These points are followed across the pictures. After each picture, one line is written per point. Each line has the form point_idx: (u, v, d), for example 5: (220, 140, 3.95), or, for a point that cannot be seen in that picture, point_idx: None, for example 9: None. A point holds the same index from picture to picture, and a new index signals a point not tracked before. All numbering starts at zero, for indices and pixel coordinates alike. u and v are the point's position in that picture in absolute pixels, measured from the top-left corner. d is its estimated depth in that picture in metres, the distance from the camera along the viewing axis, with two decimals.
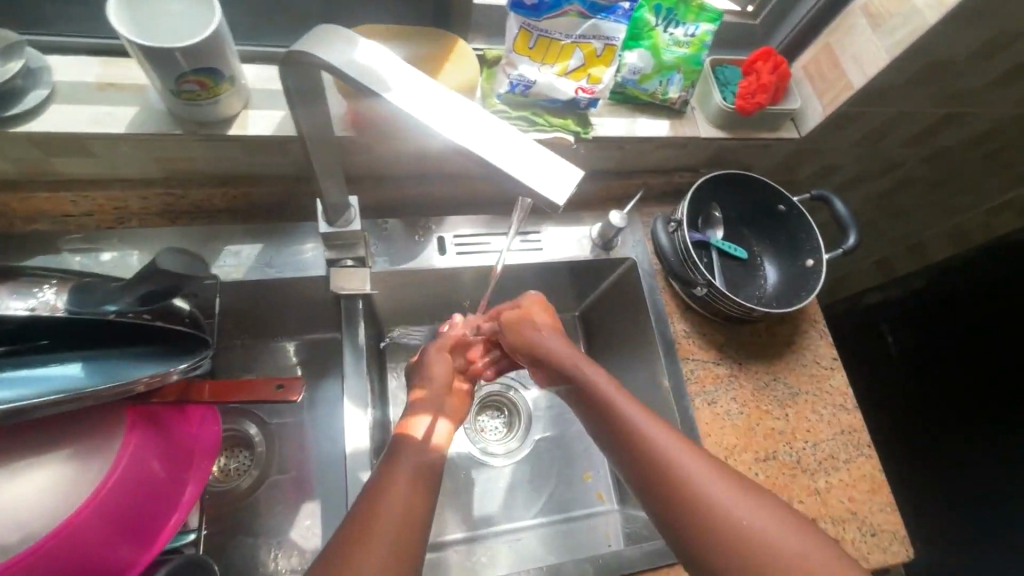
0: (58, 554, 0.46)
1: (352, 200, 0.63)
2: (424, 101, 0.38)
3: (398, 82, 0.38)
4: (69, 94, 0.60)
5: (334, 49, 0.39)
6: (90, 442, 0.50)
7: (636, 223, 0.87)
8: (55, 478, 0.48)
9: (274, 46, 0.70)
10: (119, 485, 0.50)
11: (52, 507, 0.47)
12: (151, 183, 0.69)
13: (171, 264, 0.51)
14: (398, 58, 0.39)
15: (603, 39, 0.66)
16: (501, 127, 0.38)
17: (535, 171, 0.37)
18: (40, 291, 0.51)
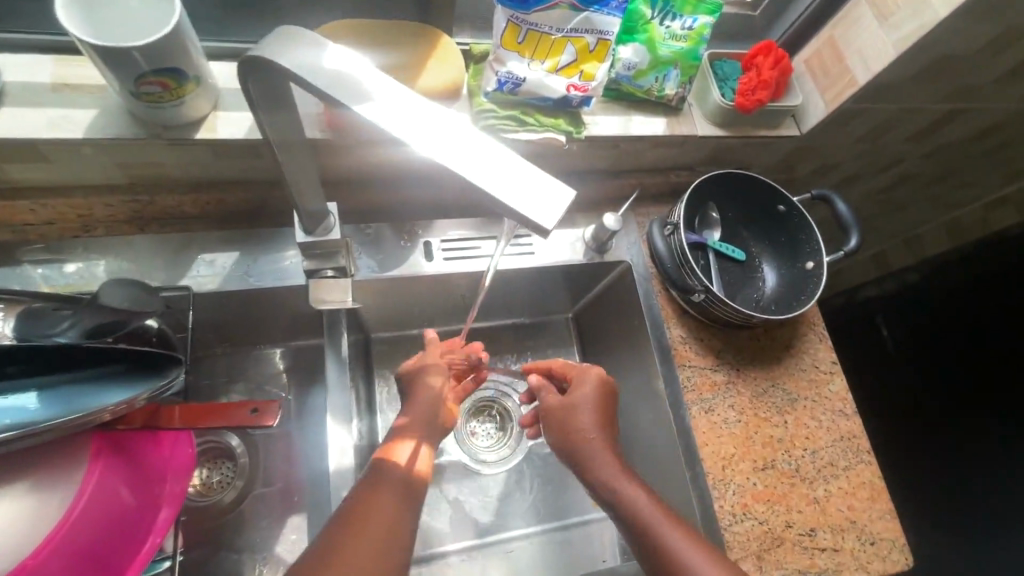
0: None
1: (331, 207, 0.59)
2: (402, 116, 0.34)
3: (372, 94, 0.35)
4: (22, 96, 0.56)
5: (298, 55, 0.35)
6: (52, 472, 0.47)
7: (631, 224, 0.84)
8: (17, 511, 0.44)
9: (247, 42, 0.65)
10: (83, 520, 0.47)
11: (11, 544, 0.43)
12: (117, 188, 0.65)
13: (116, 299, 0.45)
14: (368, 65, 0.36)
15: (597, 33, 0.63)
16: (486, 144, 0.35)
17: (523, 193, 0.34)
18: None
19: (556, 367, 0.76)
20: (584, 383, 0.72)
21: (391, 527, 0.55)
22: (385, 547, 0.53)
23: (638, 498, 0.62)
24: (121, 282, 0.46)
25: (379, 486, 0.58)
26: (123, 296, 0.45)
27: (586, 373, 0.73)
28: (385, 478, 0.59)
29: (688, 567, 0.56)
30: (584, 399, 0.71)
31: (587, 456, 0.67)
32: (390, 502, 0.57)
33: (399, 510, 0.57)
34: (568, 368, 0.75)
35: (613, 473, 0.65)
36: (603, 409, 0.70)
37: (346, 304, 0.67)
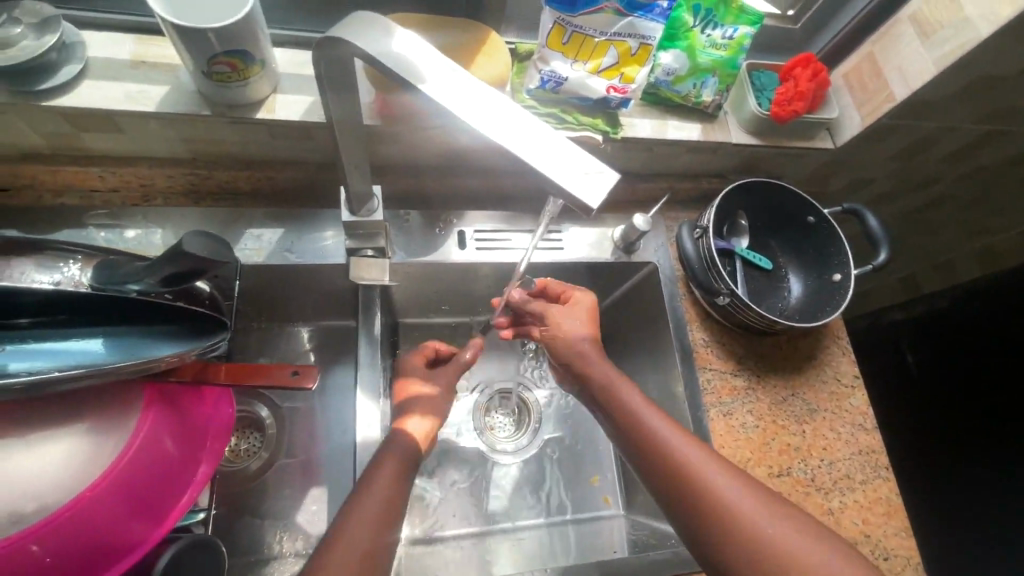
0: (70, 529, 0.46)
1: (376, 190, 0.63)
2: (460, 95, 0.37)
3: (433, 74, 0.37)
4: (102, 71, 0.60)
5: (373, 40, 0.38)
6: (106, 417, 0.50)
7: (660, 227, 0.86)
8: (72, 451, 0.48)
9: (307, 31, 0.69)
10: (132, 463, 0.50)
11: (65, 479, 0.46)
12: (179, 161, 0.69)
13: (196, 249, 0.44)
14: (434, 51, 0.38)
15: (639, 37, 0.65)
16: (536, 125, 0.37)
17: (570, 172, 0.36)
18: (65, 266, 0.51)
19: (549, 286, 0.75)
20: (582, 308, 0.72)
21: (393, 496, 0.59)
22: (387, 508, 0.57)
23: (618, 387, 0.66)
24: (198, 232, 0.44)
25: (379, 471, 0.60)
26: (200, 246, 0.44)
27: (580, 294, 0.73)
28: (390, 453, 0.62)
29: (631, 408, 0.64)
30: (584, 324, 0.71)
31: (637, 425, 0.63)
32: (390, 472, 0.60)
33: (387, 490, 0.59)
34: (563, 292, 0.74)
35: None
36: (596, 332, 0.72)
37: (383, 282, 0.70)
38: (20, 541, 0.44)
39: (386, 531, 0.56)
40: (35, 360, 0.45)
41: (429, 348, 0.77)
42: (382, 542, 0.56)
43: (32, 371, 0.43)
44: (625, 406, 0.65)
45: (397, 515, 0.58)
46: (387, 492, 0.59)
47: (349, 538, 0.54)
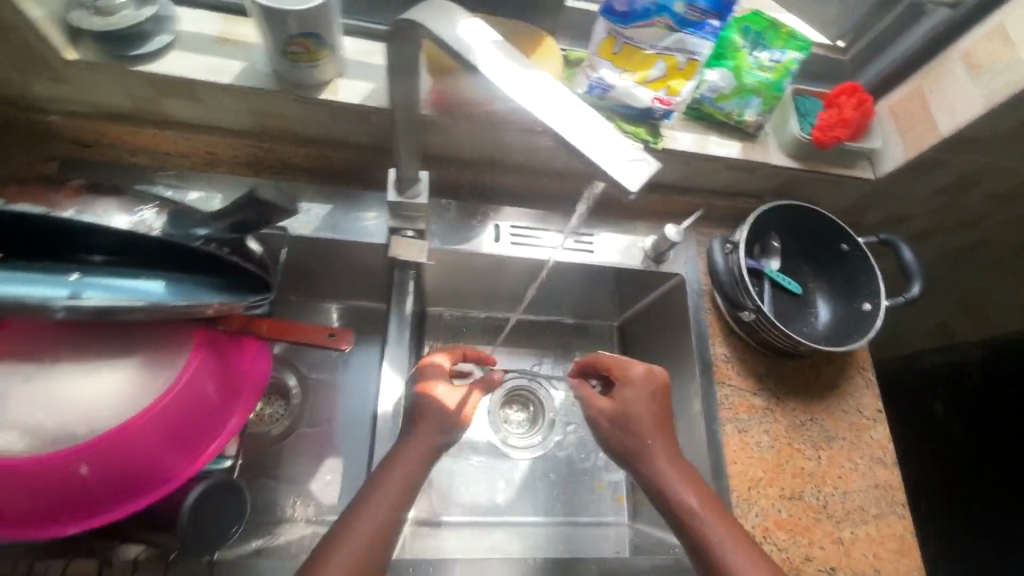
0: (105, 458, 0.50)
1: (422, 174, 0.68)
2: (517, 80, 0.40)
3: (495, 59, 0.41)
4: (189, 43, 0.66)
5: (443, 26, 0.41)
6: (147, 358, 0.54)
7: (692, 241, 0.87)
8: (115, 385, 0.52)
9: (374, 23, 0.74)
10: (163, 405, 0.53)
11: (106, 410, 0.51)
12: (244, 134, 0.73)
13: (272, 194, 0.49)
14: (501, 41, 0.42)
15: (688, 53, 0.69)
16: (587, 113, 0.40)
17: (613, 157, 0.38)
18: (141, 209, 0.53)
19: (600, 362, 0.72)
20: (638, 386, 0.67)
21: (416, 475, 0.61)
22: (407, 484, 0.60)
23: (639, 409, 0.66)
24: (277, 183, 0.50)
25: (397, 459, 0.62)
26: (277, 193, 0.50)
27: (634, 371, 0.68)
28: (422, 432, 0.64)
29: (651, 444, 0.64)
30: (644, 402, 0.67)
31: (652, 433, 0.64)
32: (416, 450, 0.63)
33: (411, 474, 0.61)
34: (620, 370, 0.70)
35: (678, 468, 0.63)
36: (665, 410, 0.68)
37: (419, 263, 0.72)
38: (62, 463, 0.48)
39: (401, 500, 0.58)
40: (105, 293, 0.49)
41: (458, 352, 0.74)
42: (398, 510, 0.58)
43: (104, 301, 0.48)
44: (644, 416, 0.66)
45: (412, 486, 0.60)
46: (412, 470, 0.61)
47: (371, 503, 0.58)
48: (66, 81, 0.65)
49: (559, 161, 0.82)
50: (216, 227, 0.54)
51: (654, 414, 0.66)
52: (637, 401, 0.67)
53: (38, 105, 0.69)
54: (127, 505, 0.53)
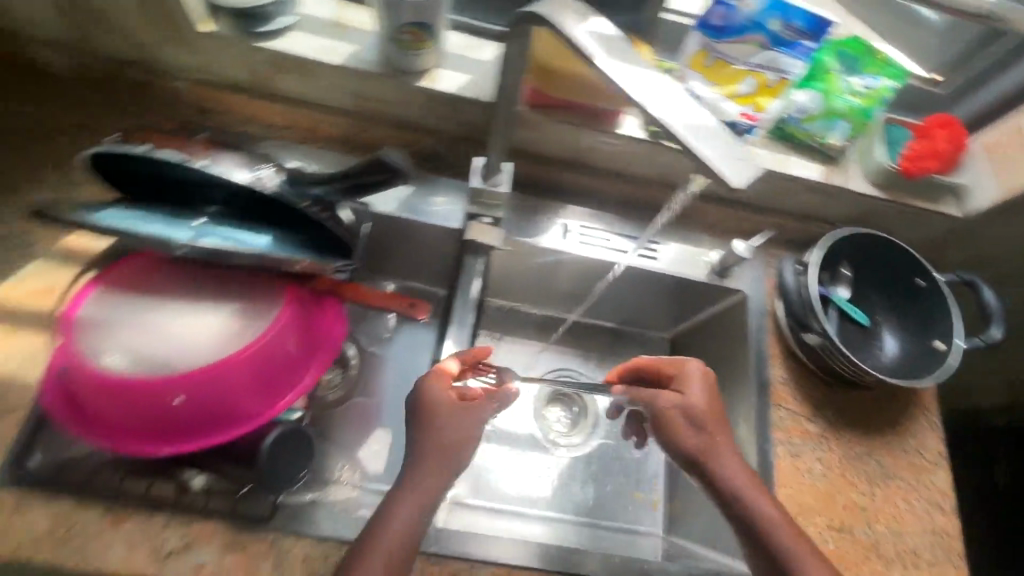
0: (192, 397, 0.55)
1: (506, 166, 0.71)
2: (633, 76, 0.42)
3: (612, 54, 0.42)
4: (308, 26, 0.72)
5: (566, 18, 0.43)
6: (241, 310, 0.60)
7: (759, 260, 0.86)
8: (211, 329, 0.58)
9: (476, 20, 0.78)
10: (244, 356, 0.57)
11: (200, 352, 0.57)
12: (342, 113, 0.78)
13: (397, 160, 0.56)
14: (618, 36, 0.43)
15: (778, 71, 0.71)
16: (699, 112, 0.41)
17: (724, 156, 0.39)
18: (259, 168, 0.56)
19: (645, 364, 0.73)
20: (692, 382, 0.68)
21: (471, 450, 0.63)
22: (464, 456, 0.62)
23: (697, 416, 0.66)
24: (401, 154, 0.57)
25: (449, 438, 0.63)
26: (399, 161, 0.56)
27: (687, 368, 0.69)
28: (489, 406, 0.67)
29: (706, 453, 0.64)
30: (703, 401, 0.67)
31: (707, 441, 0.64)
32: None
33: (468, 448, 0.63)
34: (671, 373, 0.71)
35: (731, 479, 0.63)
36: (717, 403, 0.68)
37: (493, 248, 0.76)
38: (159, 395, 0.54)
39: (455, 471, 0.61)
40: (221, 238, 0.55)
41: (456, 362, 0.67)
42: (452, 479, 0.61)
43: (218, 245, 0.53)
44: (701, 424, 0.66)
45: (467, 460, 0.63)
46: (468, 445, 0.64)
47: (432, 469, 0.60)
48: (197, 51, 0.72)
49: (634, 167, 0.84)
50: (328, 190, 0.58)
51: (715, 416, 0.67)
52: (694, 405, 0.67)
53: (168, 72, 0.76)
54: (196, 442, 0.57)
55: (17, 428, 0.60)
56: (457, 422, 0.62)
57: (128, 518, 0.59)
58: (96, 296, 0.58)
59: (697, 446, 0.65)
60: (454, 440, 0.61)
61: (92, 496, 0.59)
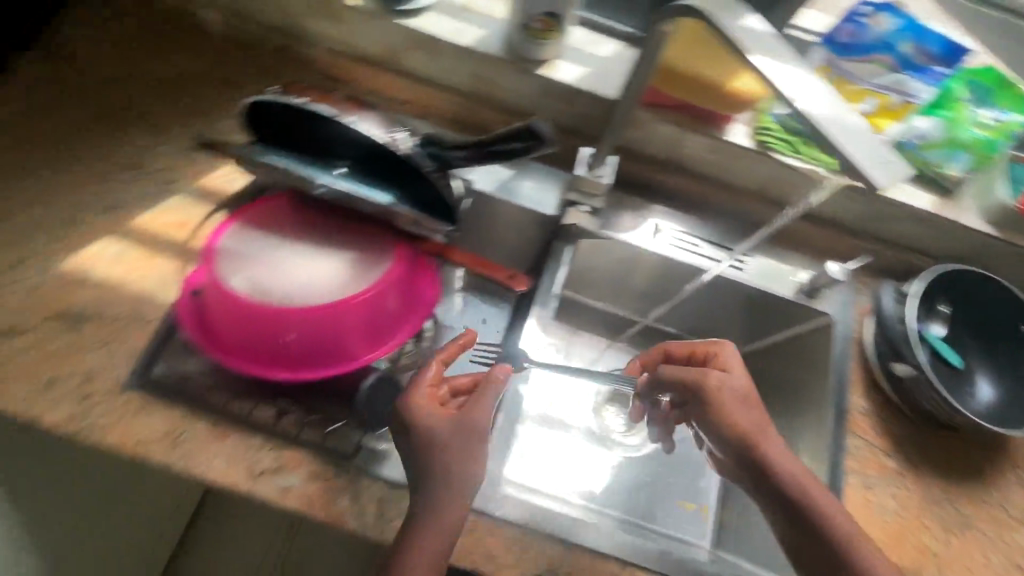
0: (306, 333, 0.61)
1: (613, 160, 0.76)
2: (786, 72, 0.44)
3: (766, 50, 0.45)
4: (443, 9, 0.78)
5: (721, 14, 0.46)
6: (353, 262, 0.65)
7: (850, 286, 0.84)
8: (327, 275, 0.64)
9: (601, 18, 0.81)
10: (352, 305, 0.62)
11: (316, 294, 0.63)
12: (457, 93, 0.83)
13: (542, 128, 0.56)
14: (767, 32, 0.46)
15: (903, 94, 0.74)
16: (848, 113, 0.43)
17: (874, 157, 0.40)
18: (393, 131, 0.61)
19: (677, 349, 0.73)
20: (734, 362, 0.68)
21: None
22: None
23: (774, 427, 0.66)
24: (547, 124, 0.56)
25: None
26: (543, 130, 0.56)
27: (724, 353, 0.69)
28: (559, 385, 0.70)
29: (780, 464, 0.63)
30: (743, 382, 0.67)
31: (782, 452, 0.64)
32: None
33: None
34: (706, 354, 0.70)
35: (804, 493, 0.62)
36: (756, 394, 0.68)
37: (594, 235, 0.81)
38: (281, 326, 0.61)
39: None
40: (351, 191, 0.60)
41: (437, 373, 0.63)
42: None
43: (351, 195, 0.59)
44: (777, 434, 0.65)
45: None
46: None
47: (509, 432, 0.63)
48: (341, 22, 0.78)
49: (732, 175, 0.84)
50: (456, 152, 0.61)
51: (751, 395, 0.67)
52: (737, 389, 0.67)
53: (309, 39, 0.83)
54: (304, 372, 0.62)
55: (147, 340, 0.67)
56: (460, 437, 0.60)
57: (231, 434, 0.64)
58: (232, 231, 0.64)
59: (771, 456, 0.64)
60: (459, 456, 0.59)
61: (204, 410, 0.65)
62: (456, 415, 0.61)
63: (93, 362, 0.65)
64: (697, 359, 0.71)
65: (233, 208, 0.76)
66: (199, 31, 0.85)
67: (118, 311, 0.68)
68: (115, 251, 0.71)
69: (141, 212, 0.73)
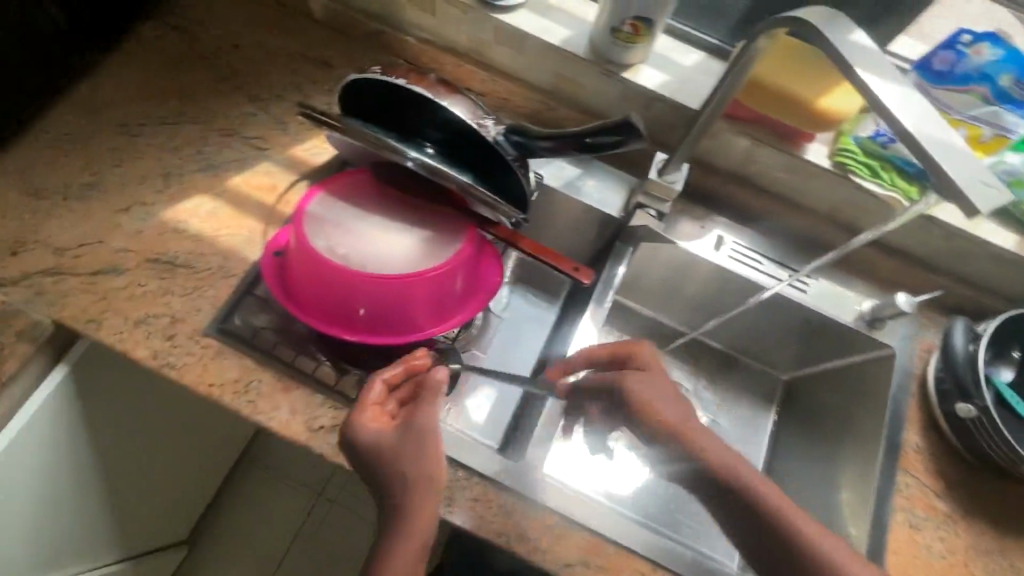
0: (380, 300, 0.65)
1: (684, 167, 0.77)
2: (892, 89, 0.47)
3: (875, 66, 0.48)
4: (535, 7, 0.80)
5: (835, 31, 0.49)
6: (428, 238, 0.68)
7: (914, 320, 0.82)
8: (402, 247, 0.67)
9: (691, 28, 0.82)
10: (424, 280, 0.65)
11: (391, 264, 0.66)
12: (537, 90, 0.85)
13: (636, 124, 0.58)
14: (875, 50, 0.48)
15: (998, 128, 0.71)
16: (952, 133, 0.45)
17: (972, 178, 0.43)
18: (485, 122, 0.64)
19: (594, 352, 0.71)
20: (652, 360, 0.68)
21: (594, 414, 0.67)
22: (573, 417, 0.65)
23: None
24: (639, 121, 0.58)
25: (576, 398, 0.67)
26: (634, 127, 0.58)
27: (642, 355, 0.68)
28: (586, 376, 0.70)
29: None
30: (663, 381, 0.66)
31: None
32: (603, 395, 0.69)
33: None
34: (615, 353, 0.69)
35: None
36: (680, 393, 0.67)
37: (658, 239, 0.82)
38: (358, 291, 0.64)
39: None
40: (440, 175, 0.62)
41: (379, 391, 0.62)
42: None
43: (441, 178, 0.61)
44: None
45: None
46: None
47: None
48: (436, 13, 0.82)
49: (804, 194, 0.83)
50: (542, 142, 0.64)
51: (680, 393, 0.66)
52: (660, 384, 0.66)
53: (402, 27, 0.87)
54: (372, 338, 0.66)
55: (229, 292, 0.72)
56: (405, 449, 0.59)
57: (296, 388, 0.68)
58: (320, 198, 0.68)
59: None
60: (412, 466, 0.59)
61: (273, 362, 0.69)
62: (400, 429, 0.60)
63: (180, 307, 0.70)
64: (617, 360, 0.69)
65: (316, 179, 0.80)
66: (300, 11, 0.91)
67: (206, 263, 0.73)
68: (208, 208, 0.76)
69: (235, 175, 0.79)
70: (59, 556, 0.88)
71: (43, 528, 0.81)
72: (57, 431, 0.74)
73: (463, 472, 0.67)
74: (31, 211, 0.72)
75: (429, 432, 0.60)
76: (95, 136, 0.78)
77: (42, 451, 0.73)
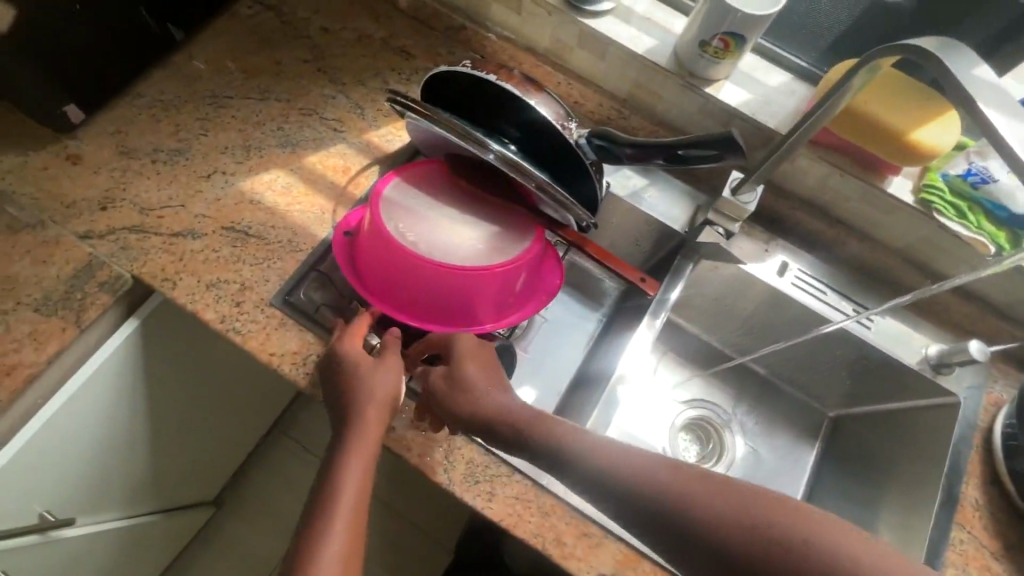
0: (442, 287, 0.65)
1: (758, 188, 0.75)
2: (1012, 125, 0.45)
3: (995, 100, 0.46)
4: (621, 14, 0.80)
5: (955, 60, 0.47)
6: (494, 235, 0.69)
7: (982, 370, 0.79)
8: (467, 239, 0.69)
9: (779, 49, 0.81)
10: (486, 275, 0.65)
11: (456, 254, 0.67)
12: (613, 96, 0.85)
13: (734, 138, 0.57)
14: (996, 84, 0.47)
15: None
16: None
17: None
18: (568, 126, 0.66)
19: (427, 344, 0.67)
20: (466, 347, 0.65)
21: None
22: None
23: None
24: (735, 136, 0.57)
25: None
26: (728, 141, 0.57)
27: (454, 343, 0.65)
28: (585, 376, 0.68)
29: None
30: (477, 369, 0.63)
31: None
32: None
33: None
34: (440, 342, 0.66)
35: None
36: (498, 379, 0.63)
37: (721, 257, 0.80)
38: (422, 275, 0.65)
39: None
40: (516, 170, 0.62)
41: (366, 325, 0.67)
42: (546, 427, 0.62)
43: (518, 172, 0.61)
44: None
45: None
46: None
47: None
48: (522, 13, 0.83)
49: (878, 227, 0.80)
50: (628, 149, 0.64)
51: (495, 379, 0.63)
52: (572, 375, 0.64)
53: (485, 25, 0.89)
54: (431, 325, 0.67)
55: (296, 266, 0.74)
56: (372, 374, 0.62)
57: None
58: (394, 183, 0.70)
59: None
60: (376, 394, 0.61)
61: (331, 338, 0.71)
62: (376, 359, 0.64)
63: (249, 275, 0.72)
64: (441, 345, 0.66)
65: (387, 165, 0.82)
66: None
67: (277, 236, 0.75)
68: (283, 183, 0.79)
69: (310, 153, 0.82)
70: (103, 500, 0.91)
71: (91, 471, 0.84)
72: (119, 380, 0.77)
73: (505, 468, 0.67)
74: (122, 169, 0.76)
75: (394, 371, 0.64)
76: (186, 103, 0.82)
77: (105, 398, 0.77)
